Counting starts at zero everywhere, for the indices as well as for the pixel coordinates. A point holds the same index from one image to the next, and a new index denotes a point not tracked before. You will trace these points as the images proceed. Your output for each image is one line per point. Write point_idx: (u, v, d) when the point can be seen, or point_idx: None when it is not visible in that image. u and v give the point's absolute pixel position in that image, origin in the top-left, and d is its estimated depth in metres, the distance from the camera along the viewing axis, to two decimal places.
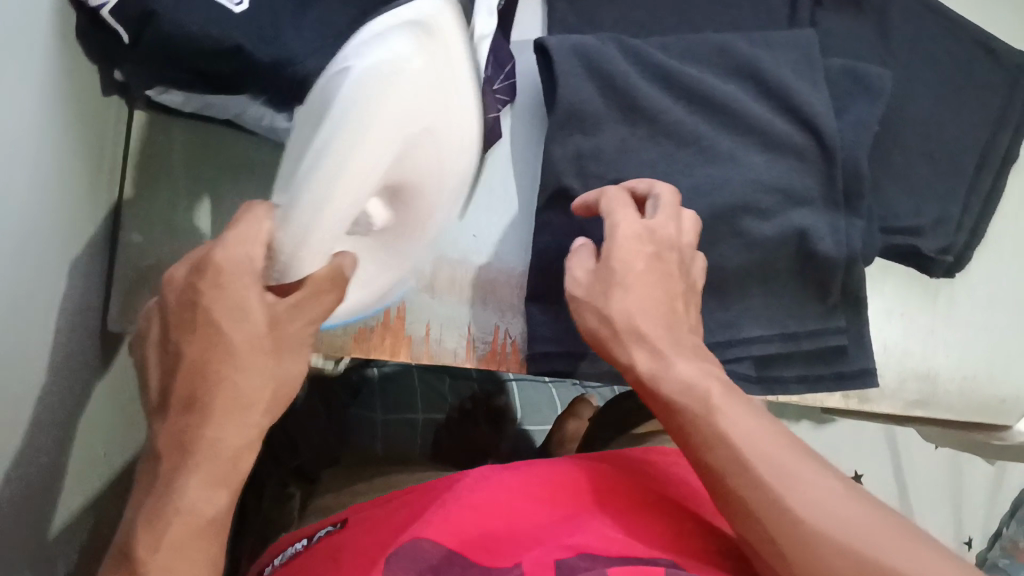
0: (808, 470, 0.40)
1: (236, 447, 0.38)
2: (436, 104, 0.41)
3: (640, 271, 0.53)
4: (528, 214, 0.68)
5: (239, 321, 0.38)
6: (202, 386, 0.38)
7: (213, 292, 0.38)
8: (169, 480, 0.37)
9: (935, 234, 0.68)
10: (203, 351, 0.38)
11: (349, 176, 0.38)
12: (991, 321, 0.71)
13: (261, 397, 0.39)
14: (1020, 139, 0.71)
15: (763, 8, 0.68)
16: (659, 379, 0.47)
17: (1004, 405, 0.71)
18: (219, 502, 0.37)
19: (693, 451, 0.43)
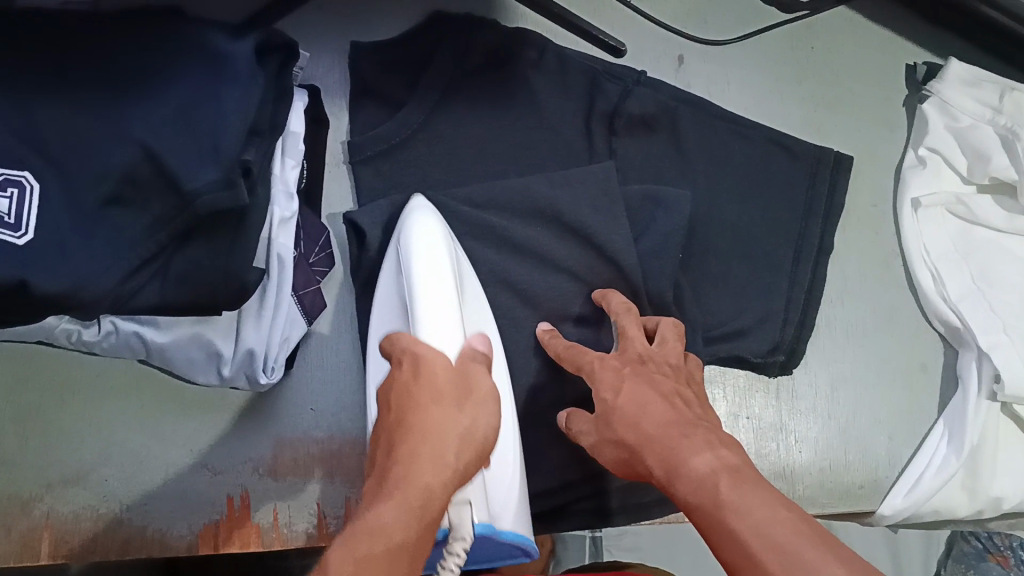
0: (814, 557, 0.37)
1: (430, 483, 0.44)
2: (447, 246, 0.59)
3: (630, 387, 0.54)
4: (361, 381, 0.68)
5: (426, 390, 0.49)
6: (400, 437, 0.47)
7: (408, 377, 0.50)
8: (369, 512, 0.42)
9: (757, 337, 0.71)
10: (407, 414, 0.48)
11: (431, 264, 0.56)
12: (836, 407, 0.73)
13: (449, 450, 0.46)
14: (832, 228, 0.75)
15: (561, 145, 0.72)
16: (674, 475, 0.46)
17: (864, 489, 0.72)
18: (410, 527, 0.41)
19: (719, 550, 0.41)
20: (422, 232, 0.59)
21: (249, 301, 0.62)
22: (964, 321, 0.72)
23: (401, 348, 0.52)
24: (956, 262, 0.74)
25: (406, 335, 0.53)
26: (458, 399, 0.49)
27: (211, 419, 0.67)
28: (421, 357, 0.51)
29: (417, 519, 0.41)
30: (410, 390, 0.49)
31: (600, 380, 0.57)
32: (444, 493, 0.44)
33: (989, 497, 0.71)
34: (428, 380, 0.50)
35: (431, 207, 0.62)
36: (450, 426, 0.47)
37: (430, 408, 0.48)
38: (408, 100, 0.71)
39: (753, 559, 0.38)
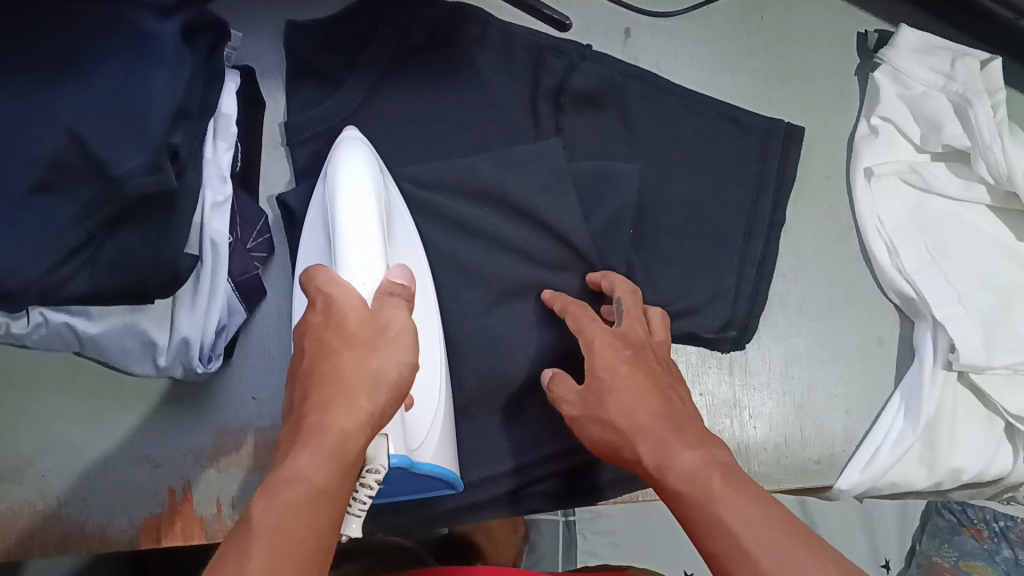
0: (803, 553, 0.38)
1: (346, 428, 0.40)
2: (374, 177, 0.57)
3: (627, 372, 0.53)
4: None
5: (340, 326, 0.44)
6: (313, 386, 0.42)
7: (322, 317, 0.45)
8: (279, 466, 0.39)
9: (710, 313, 0.70)
10: (316, 354, 0.43)
11: (359, 237, 0.52)
12: (791, 382, 0.72)
13: (366, 390, 0.42)
14: (783, 204, 0.74)
15: (507, 123, 0.71)
16: (663, 466, 0.47)
17: (819, 466, 0.71)
18: (323, 478, 0.38)
19: (709, 540, 0.42)
20: (349, 197, 0.54)
21: (182, 288, 0.61)
22: (919, 291, 0.71)
23: (320, 292, 0.47)
24: (911, 234, 0.73)
25: (322, 273, 0.48)
26: (372, 337, 0.44)
27: (150, 410, 0.65)
28: (334, 299, 0.46)
29: (336, 468, 0.39)
30: (321, 333, 0.44)
31: (596, 354, 0.55)
32: (360, 441, 0.40)
33: (949, 468, 0.70)
34: (338, 323, 0.45)
35: (364, 159, 0.58)
36: (361, 365, 0.42)
37: (343, 351, 0.43)
38: (347, 79, 0.69)
39: (745, 551, 0.39)
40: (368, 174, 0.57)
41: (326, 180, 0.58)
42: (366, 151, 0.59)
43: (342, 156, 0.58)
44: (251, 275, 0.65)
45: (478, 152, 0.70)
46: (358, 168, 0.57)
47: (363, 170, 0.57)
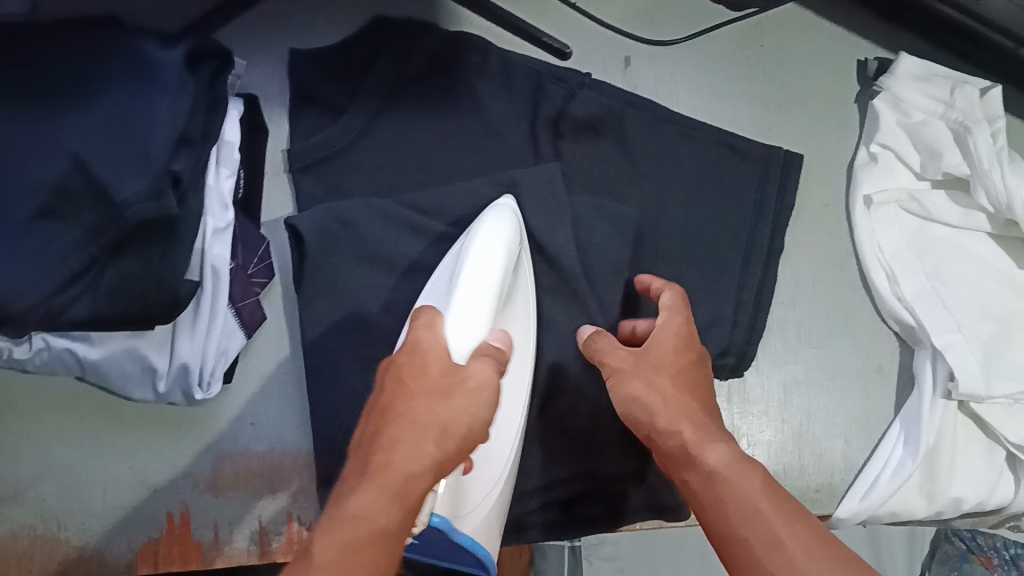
0: (840, 558, 0.39)
1: (411, 471, 0.42)
2: (510, 241, 0.59)
3: (684, 366, 0.54)
4: (301, 392, 0.67)
5: (418, 373, 0.48)
6: (384, 422, 0.45)
7: (408, 356, 0.49)
8: (342, 497, 0.41)
9: (707, 342, 0.70)
10: (392, 396, 0.46)
11: (476, 292, 0.55)
12: (790, 411, 0.73)
13: (433, 439, 0.44)
14: (782, 231, 0.74)
15: (507, 149, 0.72)
16: (703, 447, 0.47)
17: (817, 494, 0.71)
18: (389, 515, 0.40)
19: (741, 521, 0.42)
20: (479, 253, 0.57)
21: (182, 314, 0.62)
22: (919, 320, 0.71)
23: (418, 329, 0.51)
24: (910, 262, 0.73)
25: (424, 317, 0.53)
26: (449, 387, 0.47)
27: (150, 436, 0.66)
28: (424, 345, 0.50)
29: (397, 506, 0.41)
30: (400, 375, 0.47)
31: (667, 336, 0.55)
32: (427, 478, 0.43)
33: (947, 498, 0.70)
34: (423, 369, 0.48)
35: (509, 227, 0.61)
36: (437, 412, 0.45)
37: (420, 395, 0.46)
38: (349, 106, 0.70)
39: (780, 546, 0.40)
40: (509, 242, 0.59)
41: (468, 234, 0.61)
42: (514, 220, 0.62)
43: (490, 214, 0.62)
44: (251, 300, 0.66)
45: (478, 178, 0.70)
46: (499, 228, 0.60)
47: (503, 233, 0.60)
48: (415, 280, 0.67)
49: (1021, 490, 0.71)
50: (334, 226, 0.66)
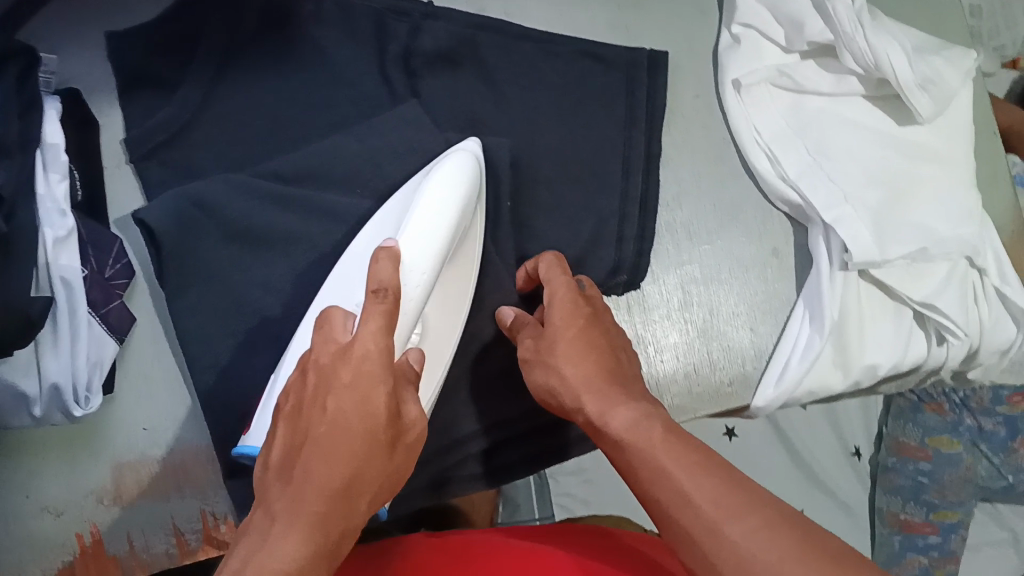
0: (743, 499, 0.39)
1: (338, 533, 0.42)
2: (466, 198, 0.56)
3: (581, 329, 0.55)
4: (188, 387, 0.65)
5: (362, 412, 0.43)
6: (318, 465, 0.42)
7: (344, 370, 0.44)
8: (269, 542, 0.40)
9: (596, 261, 0.68)
10: (340, 436, 0.42)
11: (427, 233, 0.52)
12: (692, 311, 0.71)
13: (363, 502, 0.43)
14: (656, 132, 0.72)
15: (361, 95, 0.68)
16: (606, 417, 0.49)
17: (731, 387, 0.71)
18: (315, 574, 0.40)
19: (651, 488, 0.43)
20: (422, 209, 0.53)
21: (41, 332, 0.59)
22: (805, 198, 0.70)
23: (363, 337, 0.44)
24: (790, 140, 0.72)
25: (384, 267, 0.48)
26: (394, 441, 0.44)
27: (41, 459, 0.63)
28: (366, 351, 0.44)
29: (319, 565, 0.40)
30: (350, 400, 0.43)
31: (567, 306, 0.56)
32: (352, 533, 0.43)
33: (863, 367, 0.69)
34: (364, 397, 0.43)
35: (466, 175, 0.56)
36: (379, 471, 0.43)
37: (364, 440, 0.43)
38: (182, 82, 0.66)
39: (685, 496, 0.41)
40: (467, 191, 0.56)
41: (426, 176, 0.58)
42: (475, 163, 0.59)
43: (443, 166, 0.56)
44: (115, 304, 0.63)
45: (335, 132, 0.67)
46: (447, 186, 0.55)
47: (451, 190, 0.55)
48: (285, 251, 0.64)
49: (932, 345, 0.72)
50: (191, 210, 0.62)
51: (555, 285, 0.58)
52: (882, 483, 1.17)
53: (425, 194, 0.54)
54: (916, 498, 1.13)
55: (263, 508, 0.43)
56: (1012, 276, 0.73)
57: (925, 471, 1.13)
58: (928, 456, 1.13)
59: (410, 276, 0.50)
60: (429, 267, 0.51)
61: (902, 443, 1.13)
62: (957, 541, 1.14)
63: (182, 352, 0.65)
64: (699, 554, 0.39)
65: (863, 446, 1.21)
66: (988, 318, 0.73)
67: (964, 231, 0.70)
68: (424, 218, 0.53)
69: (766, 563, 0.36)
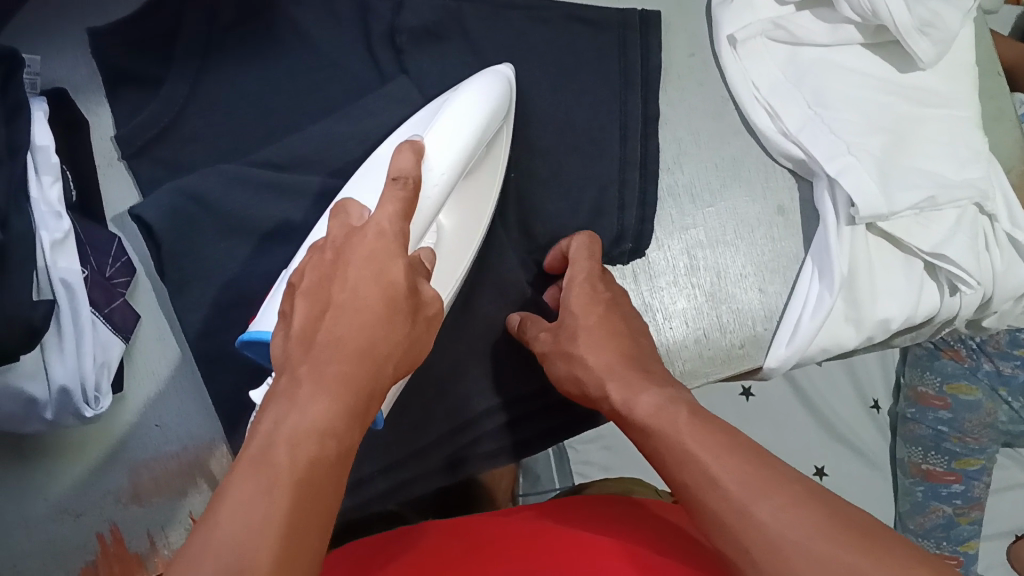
0: (770, 478, 0.39)
1: (364, 395, 0.40)
2: (492, 111, 0.56)
3: (597, 322, 0.56)
4: (197, 382, 0.65)
5: (380, 279, 0.42)
6: (338, 329, 0.40)
7: (360, 244, 0.43)
8: (300, 404, 0.37)
9: (599, 231, 0.67)
10: (362, 299, 0.41)
11: (451, 132, 0.52)
12: (699, 275, 0.71)
13: (386, 365, 0.42)
14: (652, 95, 0.71)
15: (349, 77, 0.67)
16: (631, 403, 0.49)
17: (742, 349, 0.70)
18: (346, 433, 0.38)
19: (677, 473, 0.42)
20: (447, 115, 0.53)
21: (44, 336, 0.59)
22: (806, 150, 0.69)
23: (380, 216, 0.44)
24: (789, 93, 0.71)
25: (405, 158, 0.49)
26: (412, 310, 0.43)
27: (55, 461, 0.63)
28: (384, 226, 0.44)
29: (349, 422, 0.38)
30: (368, 272, 0.42)
31: (583, 301, 0.58)
32: (376, 396, 0.41)
33: (875, 321, 0.69)
34: (380, 262, 0.42)
35: (495, 92, 0.57)
36: (399, 339, 0.42)
37: (383, 302, 0.41)
38: (167, 74, 0.65)
39: (711, 478, 0.40)
40: (495, 106, 0.56)
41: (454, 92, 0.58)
42: (504, 85, 0.59)
43: (472, 84, 0.57)
44: (117, 304, 0.63)
45: (326, 115, 0.66)
46: (473, 100, 0.55)
47: (477, 105, 0.55)
48: (283, 239, 0.63)
49: (945, 296, 0.71)
50: (186, 205, 0.62)
51: (573, 280, 0.60)
52: (903, 434, 1.16)
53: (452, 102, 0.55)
54: (937, 447, 1.12)
55: (282, 373, 0.40)
56: (1022, 219, 0.72)
57: (945, 419, 1.12)
58: (947, 405, 1.13)
59: (430, 174, 0.50)
60: (449, 166, 0.51)
61: (920, 392, 1.14)
62: (980, 487, 1.12)
63: (188, 347, 0.65)
64: (728, 536, 0.38)
65: (882, 399, 1.21)
66: (1000, 264, 0.72)
67: (971, 176, 0.69)
68: (447, 118, 0.53)
69: (795, 542, 0.35)
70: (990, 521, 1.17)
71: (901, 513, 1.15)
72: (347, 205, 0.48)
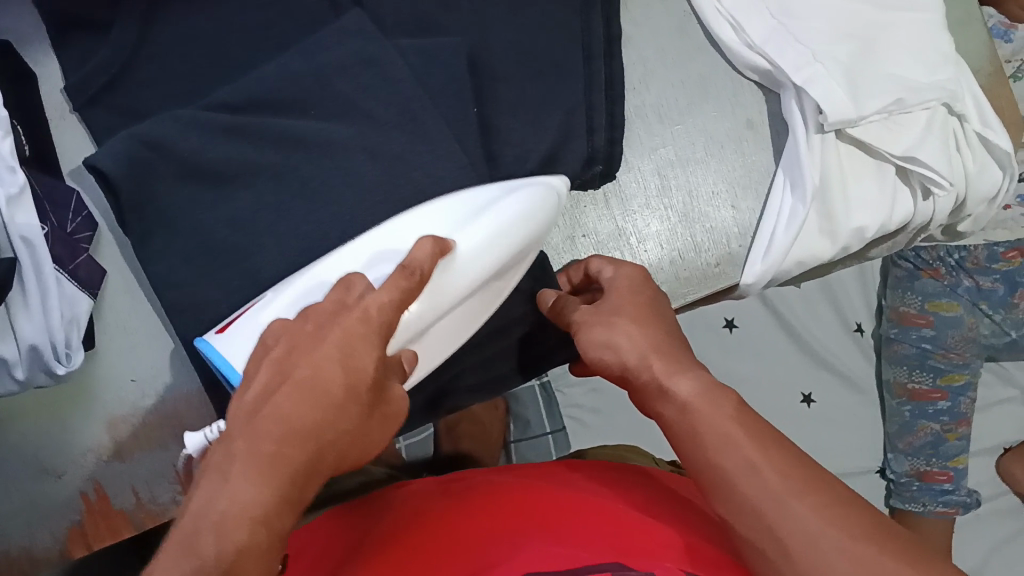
0: (810, 480, 0.43)
1: (307, 474, 0.41)
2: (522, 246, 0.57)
3: (642, 303, 0.53)
4: (171, 334, 0.64)
5: (342, 368, 0.42)
6: (293, 408, 0.41)
7: (336, 331, 0.43)
8: (234, 481, 0.39)
9: (570, 154, 0.66)
10: (323, 383, 0.41)
11: (475, 246, 0.54)
12: (671, 196, 0.70)
13: (338, 449, 0.42)
14: (614, 15, 0.70)
15: (302, 14, 0.66)
16: (672, 379, 0.48)
17: (718, 267, 0.70)
18: (283, 517, 0.40)
19: (719, 459, 0.44)
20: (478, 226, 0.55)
21: (8, 293, 0.58)
22: (772, 61, 0.69)
23: (369, 301, 0.44)
24: (752, 6, 0.70)
25: (423, 247, 0.49)
26: (374, 398, 0.44)
27: (30, 422, 0.62)
28: (371, 304, 0.44)
29: (286, 508, 0.40)
30: (335, 353, 0.42)
31: (631, 294, 0.54)
32: (321, 474, 0.42)
33: (850, 230, 0.68)
34: (354, 354, 0.43)
35: (537, 219, 0.57)
36: (355, 426, 0.43)
37: (343, 392, 0.42)
38: (115, 21, 0.63)
39: (755, 469, 0.43)
40: (531, 232, 0.57)
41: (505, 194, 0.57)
42: (550, 207, 0.59)
43: (519, 200, 0.57)
44: (81, 259, 0.62)
45: (282, 53, 0.65)
46: (508, 221, 0.55)
47: (511, 227, 0.56)
48: (246, 183, 0.62)
49: (919, 200, 0.71)
50: (143, 153, 0.60)
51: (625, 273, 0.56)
52: (887, 355, 1.16)
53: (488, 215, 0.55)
54: (922, 365, 1.12)
55: (223, 443, 0.41)
56: (992, 117, 0.71)
57: (928, 338, 1.13)
58: (929, 323, 1.13)
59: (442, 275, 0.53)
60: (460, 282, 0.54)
61: (903, 312, 1.14)
62: (967, 403, 1.12)
63: (159, 299, 0.64)
64: (762, 521, 0.42)
65: (865, 322, 1.21)
66: (972, 164, 0.71)
67: (938, 78, 0.69)
68: (475, 234, 0.54)
69: (833, 545, 0.40)
70: (977, 437, 1.18)
71: (889, 433, 1.16)
72: (354, 278, 0.47)
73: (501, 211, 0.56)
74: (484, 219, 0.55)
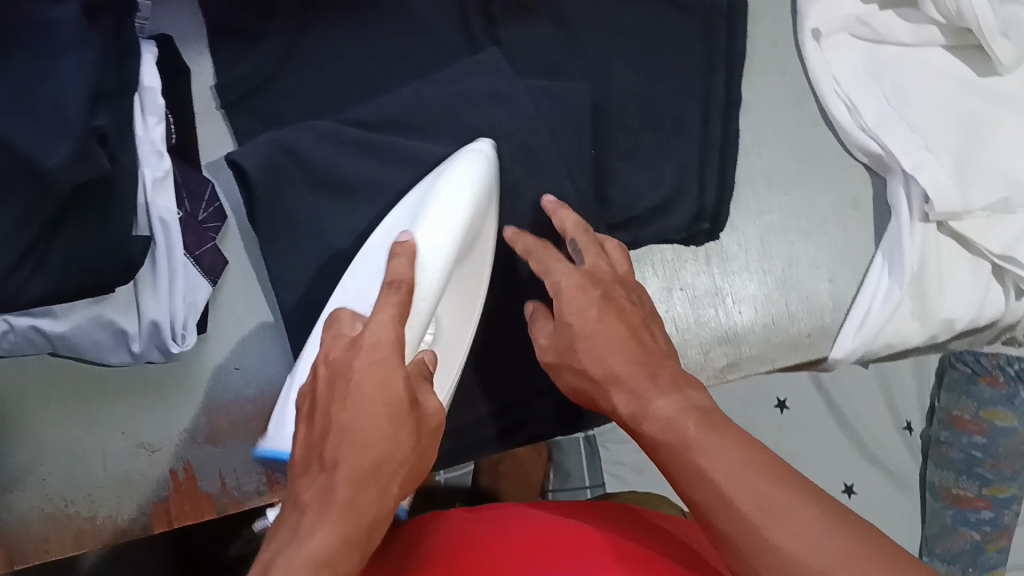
0: (786, 496, 0.40)
1: (370, 514, 0.42)
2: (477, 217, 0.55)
3: (589, 313, 0.53)
4: (278, 328, 0.66)
5: (379, 394, 0.43)
6: (341, 453, 0.42)
7: (362, 363, 0.44)
8: (304, 532, 0.41)
9: (680, 206, 0.69)
10: (366, 412, 0.43)
11: (437, 232, 0.52)
12: (770, 262, 0.72)
13: (394, 481, 0.44)
14: (734, 85, 0.73)
15: (441, 47, 0.69)
16: (639, 413, 0.48)
17: (810, 338, 0.71)
18: (350, 558, 0.41)
19: (696, 499, 0.43)
20: (435, 211, 0.53)
21: (139, 271, 0.61)
22: (885, 147, 0.71)
23: (376, 328, 0.45)
24: (867, 88, 0.73)
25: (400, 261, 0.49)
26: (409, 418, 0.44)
27: (135, 398, 0.64)
28: (373, 334, 0.45)
29: (355, 547, 0.41)
30: (372, 382, 0.43)
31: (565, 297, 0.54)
32: (385, 510, 0.44)
33: (940, 319, 0.70)
34: (381, 378, 0.43)
35: (477, 176, 0.56)
36: (401, 452, 0.43)
37: (384, 420, 0.43)
38: (267, 31, 0.67)
39: (726, 502, 0.41)
40: (476, 195, 0.55)
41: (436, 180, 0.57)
42: (484, 161, 0.57)
43: (453, 174, 0.55)
44: (207, 248, 0.64)
45: (418, 80, 0.68)
46: (457, 198, 0.54)
47: (462, 205, 0.54)
48: (372, 199, 0.64)
49: (1012, 299, 0.72)
50: (281, 158, 0.63)
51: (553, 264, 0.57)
52: (935, 457, 1.15)
53: (431, 206, 0.53)
54: (969, 472, 1.11)
55: (293, 495, 0.44)
56: None
57: (979, 444, 1.10)
58: (981, 430, 1.10)
59: (423, 276, 0.50)
60: (440, 271, 0.51)
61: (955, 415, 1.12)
62: (1011, 516, 1.11)
63: (273, 297, 0.66)
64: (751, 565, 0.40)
65: (915, 421, 1.20)
66: None
67: None
68: (434, 223, 0.52)
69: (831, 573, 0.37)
70: None
71: (930, 535, 1.15)
72: (341, 314, 0.50)
73: (447, 193, 0.54)
74: (431, 209, 0.53)
